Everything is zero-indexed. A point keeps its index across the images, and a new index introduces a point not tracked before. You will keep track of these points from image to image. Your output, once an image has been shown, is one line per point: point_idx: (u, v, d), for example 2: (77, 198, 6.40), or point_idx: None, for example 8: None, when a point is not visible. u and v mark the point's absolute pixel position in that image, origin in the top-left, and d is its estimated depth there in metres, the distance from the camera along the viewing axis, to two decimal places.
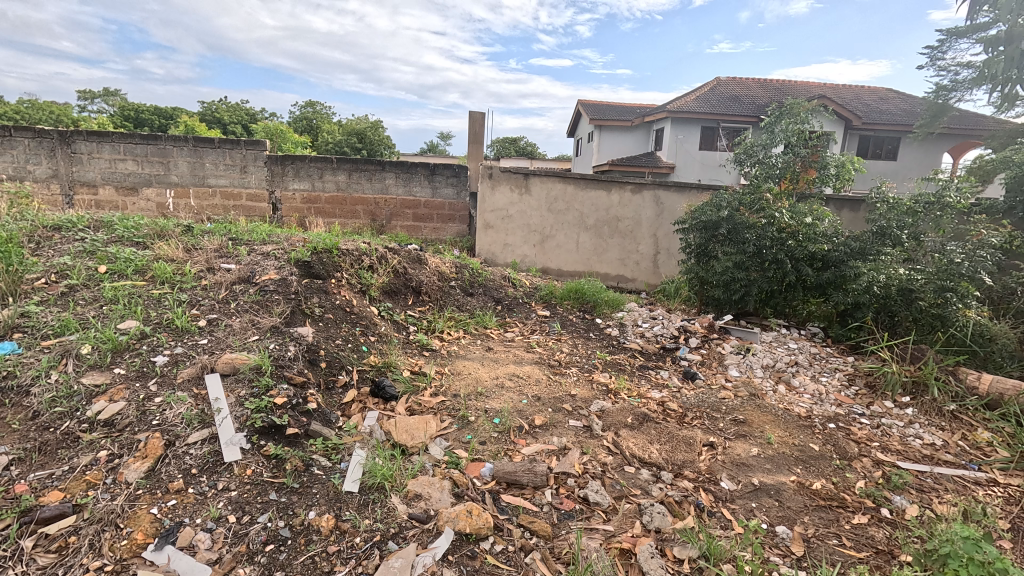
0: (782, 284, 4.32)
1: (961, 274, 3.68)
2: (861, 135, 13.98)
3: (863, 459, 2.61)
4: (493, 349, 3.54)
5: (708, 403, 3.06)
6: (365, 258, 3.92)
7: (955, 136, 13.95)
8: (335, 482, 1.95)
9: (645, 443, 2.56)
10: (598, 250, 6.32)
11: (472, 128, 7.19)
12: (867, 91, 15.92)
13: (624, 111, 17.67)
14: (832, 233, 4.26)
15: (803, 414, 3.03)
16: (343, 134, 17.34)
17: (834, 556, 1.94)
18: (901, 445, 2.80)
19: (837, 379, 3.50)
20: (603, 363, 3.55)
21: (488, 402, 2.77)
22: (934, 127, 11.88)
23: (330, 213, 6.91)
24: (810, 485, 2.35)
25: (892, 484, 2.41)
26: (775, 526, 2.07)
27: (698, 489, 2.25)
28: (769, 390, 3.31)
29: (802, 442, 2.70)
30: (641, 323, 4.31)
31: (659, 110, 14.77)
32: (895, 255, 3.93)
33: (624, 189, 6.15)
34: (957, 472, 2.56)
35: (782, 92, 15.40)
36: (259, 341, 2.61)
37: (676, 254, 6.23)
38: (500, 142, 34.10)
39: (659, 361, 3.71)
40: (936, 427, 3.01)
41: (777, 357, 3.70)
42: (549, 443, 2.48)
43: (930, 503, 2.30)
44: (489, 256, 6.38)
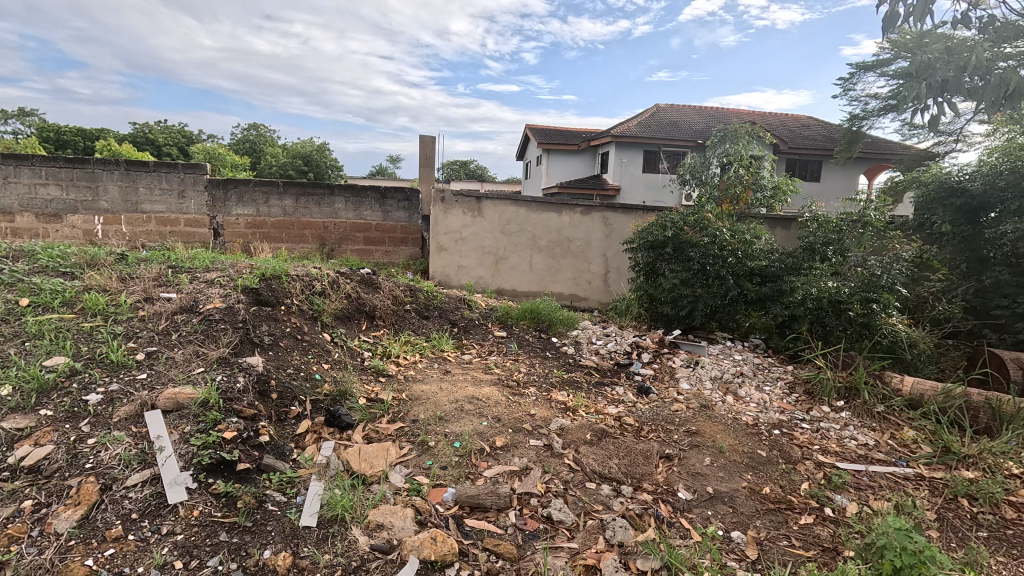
0: (725, 300, 4.53)
1: (882, 286, 4.03)
2: (788, 159, 15.10)
3: (806, 462, 2.77)
4: (450, 372, 3.52)
5: (662, 416, 3.16)
6: (316, 283, 3.83)
7: (869, 159, 15.35)
8: (291, 517, 1.87)
9: (604, 459, 2.61)
10: (551, 271, 6.45)
11: (423, 151, 7.23)
12: (791, 118, 17.21)
13: (571, 135, 18.28)
14: (768, 250, 4.58)
15: (750, 422, 3.18)
16: (288, 157, 16.97)
17: (785, 556, 2.03)
18: (839, 446, 2.99)
19: (779, 388, 3.70)
20: (560, 381, 3.61)
21: (447, 426, 2.74)
22: (852, 153, 12.99)
23: (276, 237, 6.69)
24: (761, 490, 2.46)
25: (833, 484, 2.57)
26: (731, 532, 2.16)
27: (657, 501, 2.31)
28: (718, 401, 3.45)
29: (751, 449, 2.83)
30: (596, 340, 4.40)
31: (603, 134, 15.38)
32: (823, 270, 4.27)
33: (574, 211, 6.33)
34: (889, 469, 2.75)
35: (716, 118, 16.38)
36: (204, 373, 2.48)
37: (625, 272, 6.46)
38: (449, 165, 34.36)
39: (614, 376, 3.81)
40: (869, 428, 3.22)
41: (724, 368, 3.88)
42: (511, 464, 2.48)
43: (867, 499, 2.46)
44: (443, 278, 6.35)
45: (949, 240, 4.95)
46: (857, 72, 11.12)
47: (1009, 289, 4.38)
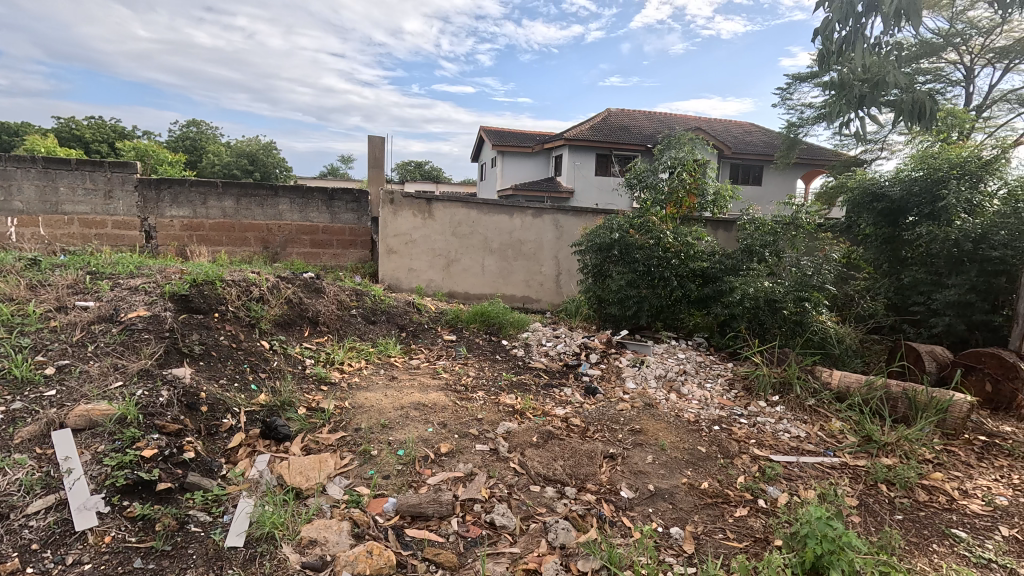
0: (669, 300, 4.70)
1: (813, 285, 4.27)
2: (732, 164, 15.76)
3: (742, 456, 2.88)
4: (397, 378, 3.44)
5: (607, 416, 3.21)
6: (253, 288, 3.66)
7: (805, 165, 16.24)
8: (216, 538, 1.78)
9: (549, 460, 2.62)
10: (503, 273, 6.45)
11: (371, 151, 7.08)
12: (735, 125, 17.97)
13: (525, 138, 18.38)
14: (709, 251, 4.74)
15: (692, 419, 3.28)
16: (231, 156, 16.22)
17: (719, 549, 2.09)
18: (773, 439, 3.13)
19: (719, 384, 3.83)
20: (509, 384, 3.60)
21: (392, 433, 2.67)
22: (790, 159, 13.69)
23: (215, 240, 6.37)
24: (699, 485, 2.54)
25: (766, 476, 2.68)
26: (669, 528, 2.21)
27: (600, 501, 2.34)
28: (662, 399, 3.55)
29: (692, 445, 2.92)
30: (545, 342, 4.43)
31: (557, 138, 15.55)
32: (760, 270, 4.42)
33: (525, 214, 6.37)
34: (817, 460, 2.90)
35: (665, 123, 16.89)
36: (123, 388, 2.32)
37: (576, 274, 6.55)
38: (403, 166, 33.86)
39: (562, 378, 3.84)
40: (801, 421, 3.39)
41: (668, 367, 3.98)
42: (455, 470, 2.45)
43: (796, 489, 2.58)
44: (393, 282, 6.23)
45: (872, 241, 5.34)
46: (793, 83, 11.82)
47: (925, 286, 4.73)
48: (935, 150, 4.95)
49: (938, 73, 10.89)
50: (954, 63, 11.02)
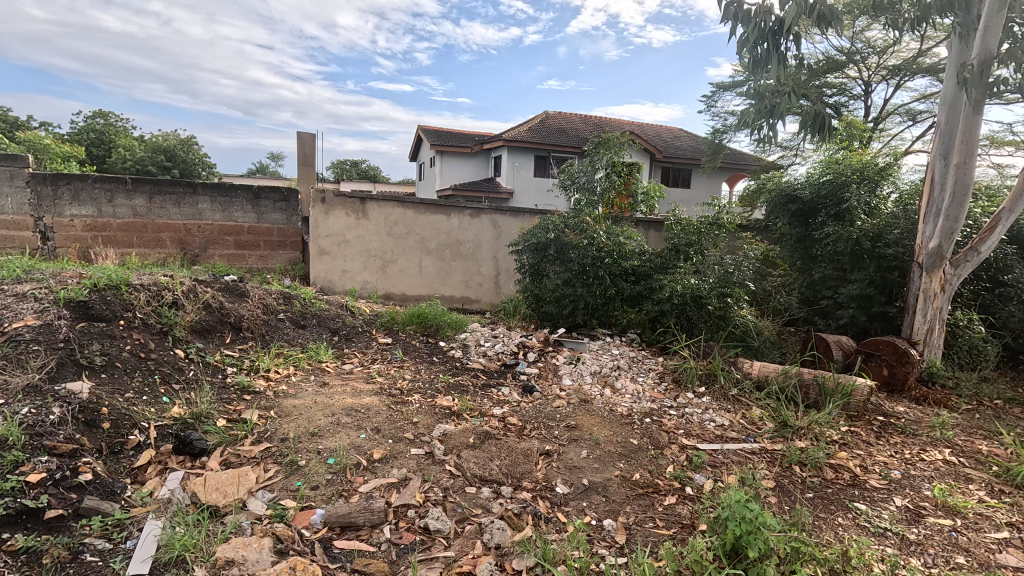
0: (604, 298, 4.82)
1: (734, 281, 4.56)
2: (663, 167, 16.48)
3: (671, 446, 3.00)
4: (328, 384, 3.31)
5: (544, 413, 3.25)
6: (166, 293, 3.39)
7: (729, 169, 17.26)
8: (116, 566, 1.64)
9: (486, 461, 2.60)
10: (441, 274, 6.37)
11: (301, 148, 6.77)
12: (666, 130, 18.77)
13: (464, 138, 18.30)
14: (640, 250, 4.91)
15: (625, 413, 3.37)
16: (144, 151, 15.01)
17: (649, 537, 2.16)
18: (700, 429, 3.28)
19: (651, 378, 3.98)
20: (446, 386, 3.55)
21: (321, 442, 2.56)
22: (715, 163, 14.49)
23: (124, 242, 5.85)
24: (631, 477, 2.61)
25: (693, 464, 2.81)
26: (602, 520, 2.26)
27: (536, 498, 2.35)
28: (597, 394, 3.63)
29: (624, 438, 3.00)
30: (483, 342, 4.41)
31: (496, 138, 15.60)
32: (686, 269, 4.67)
33: (462, 213, 6.33)
34: (739, 447, 3.07)
35: (600, 126, 17.36)
36: (5, 408, 2.10)
37: (514, 274, 6.59)
38: (338, 165, 32.71)
39: (500, 378, 3.84)
40: (725, 410, 3.58)
41: (603, 363, 4.08)
42: (389, 476, 2.38)
43: (721, 475, 2.72)
44: (325, 284, 5.99)
45: (787, 241, 5.79)
46: (717, 91, 12.52)
47: (832, 281, 5.14)
48: (839, 156, 5.41)
49: (842, 87, 11.91)
50: (856, 79, 12.09)
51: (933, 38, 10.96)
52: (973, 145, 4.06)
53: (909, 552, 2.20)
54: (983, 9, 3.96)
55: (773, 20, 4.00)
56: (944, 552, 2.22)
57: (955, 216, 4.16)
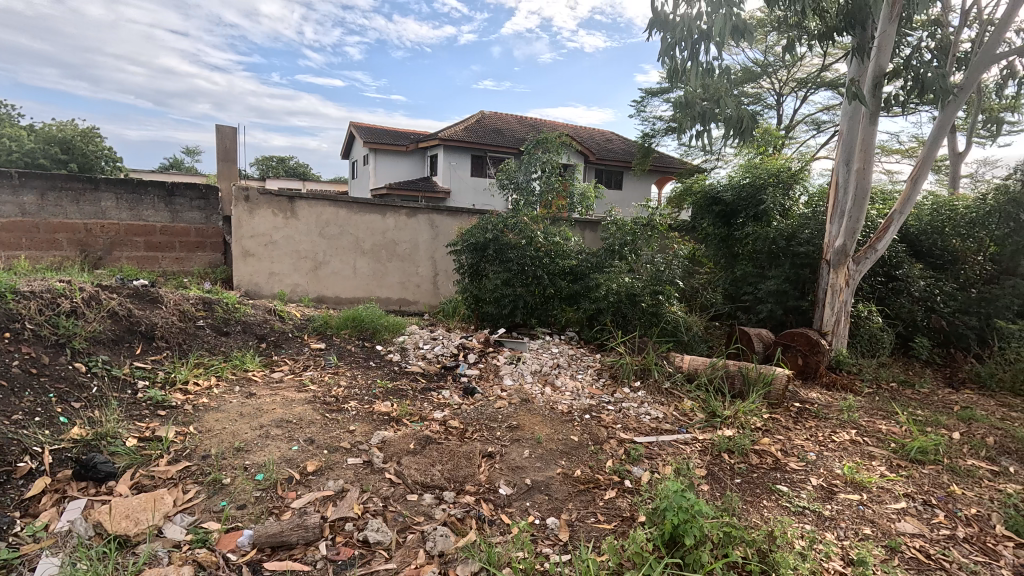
0: (543, 297, 4.87)
1: (665, 279, 4.76)
2: (597, 169, 16.96)
3: (610, 441, 3.07)
4: (255, 394, 3.10)
5: (485, 415, 3.22)
6: (63, 301, 3.06)
7: (658, 172, 18.05)
8: None
9: (427, 467, 2.54)
10: (377, 275, 6.18)
11: (220, 142, 6.31)
12: (599, 133, 19.34)
13: (398, 137, 17.91)
14: (576, 250, 5.01)
15: (565, 410, 3.42)
16: (36, 142, 13.50)
17: (591, 533, 2.20)
18: (637, 422, 3.39)
19: (589, 374, 4.07)
20: (384, 392, 3.44)
21: (248, 457, 2.39)
22: (645, 166, 15.10)
23: (10, 243, 5.25)
24: (573, 473, 2.65)
25: (631, 458, 2.89)
26: (546, 519, 2.27)
27: (479, 501, 2.33)
28: (538, 393, 3.66)
29: (565, 436, 3.04)
30: (422, 344, 4.31)
31: (431, 137, 15.38)
32: (621, 267, 4.82)
33: (398, 213, 6.17)
34: (673, 438, 3.20)
35: (536, 128, 17.59)
36: None
37: (453, 275, 6.51)
38: (264, 162, 30.98)
39: (440, 381, 3.77)
40: (659, 403, 3.73)
41: (543, 361, 4.12)
42: (324, 489, 2.26)
43: (657, 467, 2.82)
44: (250, 288, 5.63)
45: (712, 240, 6.12)
46: (645, 97, 13.05)
47: (752, 278, 5.51)
48: (756, 162, 5.81)
49: (757, 97, 12.79)
50: (768, 90, 13.05)
51: (833, 54, 12.03)
52: (870, 153, 4.52)
53: (824, 527, 2.39)
54: (876, 29, 4.36)
55: (696, 30, 4.19)
56: (853, 525, 2.43)
57: (856, 218, 4.58)
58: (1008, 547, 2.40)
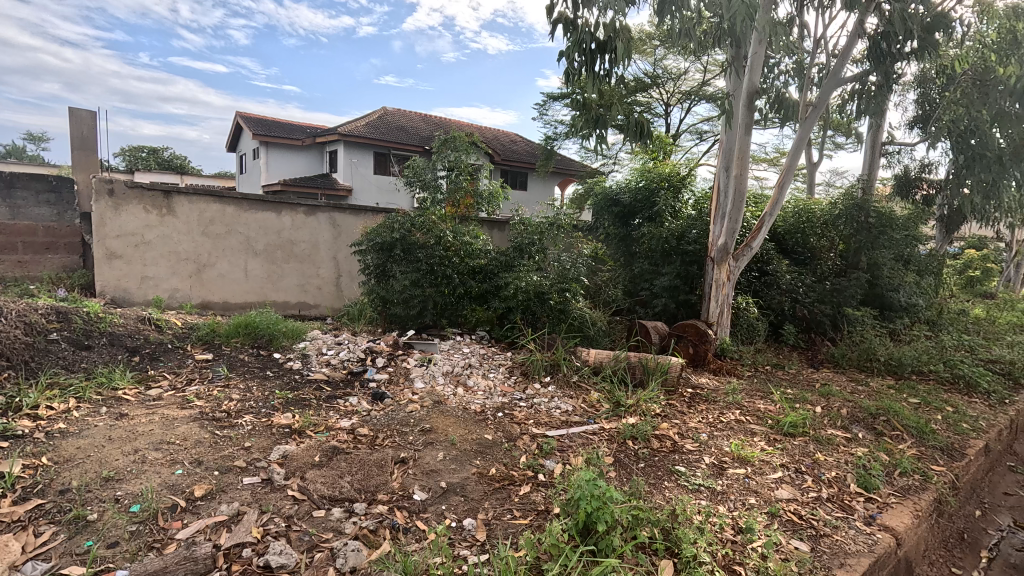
0: (453, 297, 4.83)
1: (571, 277, 4.93)
2: (502, 169, 17.20)
3: (523, 437, 3.12)
4: (127, 415, 2.73)
5: (396, 420, 3.12)
6: None
7: (561, 174, 18.73)
8: None
9: (335, 479, 2.40)
10: (272, 278, 5.74)
11: (75, 128, 5.48)
12: (504, 134, 19.62)
13: (293, 130, 16.78)
14: (485, 249, 5.02)
15: (478, 410, 3.41)
16: None
17: (508, 530, 2.20)
18: (548, 417, 3.48)
19: (501, 373, 4.09)
20: (284, 403, 3.20)
21: (120, 487, 2.10)
22: (549, 167, 15.58)
23: None
24: (488, 472, 2.64)
25: (544, 451, 2.95)
26: (462, 521, 2.24)
27: (392, 510, 2.24)
28: (450, 394, 3.61)
29: (479, 435, 3.03)
30: (326, 350, 4.07)
31: (330, 132, 14.63)
32: (529, 266, 4.90)
33: (295, 211, 5.78)
34: (582, 429, 3.32)
35: (441, 127, 17.40)
36: None
37: (357, 276, 6.23)
38: (132, 152, 27.52)
39: (347, 387, 3.58)
40: (569, 397, 3.85)
41: (455, 362, 4.07)
42: (216, 514, 2.05)
43: (569, 458, 2.91)
44: (118, 295, 4.95)
45: (613, 239, 6.46)
46: (548, 101, 13.47)
47: (649, 275, 5.91)
48: (650, 166, 6.23)
49: (648, 106, 13.74)
50: (658, 100, 14.04)
51: (712, 71, 13.27)
52: (745, 160, 5.02)
53: (717, 501, 2.62)
54: (749, 50, 4.87)
55: (593, 40, 4.41)
56: (740, 496, 2.69)
57: (736, 218, 5.06)
58: (860, 502, 2.80)
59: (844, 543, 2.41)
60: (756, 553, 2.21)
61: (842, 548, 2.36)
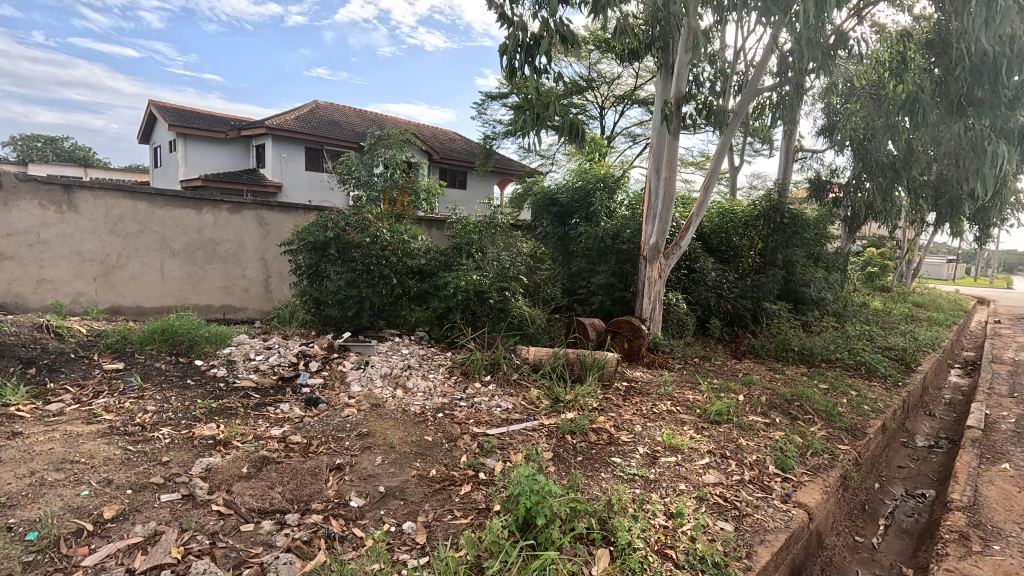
0: (390, 298, 4.73)
1: (511, 276, 4.96)
2: (441, 168, 17.04)
3: (464, 437, 3.11)
4: (23, 434, 2.47)
5: (331, 426, 3.01)
6: None
7: (500, 173, 18.81)
8: None
9: (265, 491, 2.28)
10: (192, 279, 5.36)
11: None
12: (442, 132, 19.43)
13: (215, 122, 15.75)
14: (423, 248, 4.96)
15: (418, 411, 3.37)
16: None
17: (449, 530, 2.19)
18: (488, 416, 3.49)
19: (441, 373, 4.05)
20: (207, 412, 3.00)
21: (14, 515, 1.89)
22: (488, 167, 15.61)
23: None
24: (428, 474, 2.61)
25: (484, 450, 2.96)
26: (401, 525, 2.20)
27: (328, 519, 2.16)
28: (389, 397, 3.53)
29: (419, 437, 2.99)
30: (254, 355, 3.86)
31: (257, 125, 13.86)
32: (468, 265, 4.88)
33: (218, 208, 5.43)
34: (523, 426, 3.36)
35: (376, 123, 16.96)
36: None
37: (287, 277, 5.94)
38: (24, 141, 24.71)
39: (278, 394, 3.42)
40: (509, 395, 3.88)
41: (393, 364, 3.99)
42: (130, 536, 1.89)
43: (509, 456, 2.93)
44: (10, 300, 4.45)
45: (551, 238, 6.58)
46: (486, 100, 13.49)
47: (585, 273, 6.07)
48: (586, 168, 6.41)
49: (584, 108, 14.11)
50: (592, 103, 14.44)
51: (642, 77, 13.83)
52: (674, 163, 5.27)
53: (650, 488, 2.74)
54: (676, 57, 5.11)
55: (527, 40, 4.47)
56: (671, 483, 2.83)
57: (665, 218, 5.30)
58: (777, 482, 3.02)
59: (763, 520, 2.60)
60: (685, 535, 2.34)
61: (761, 525, 2.54)
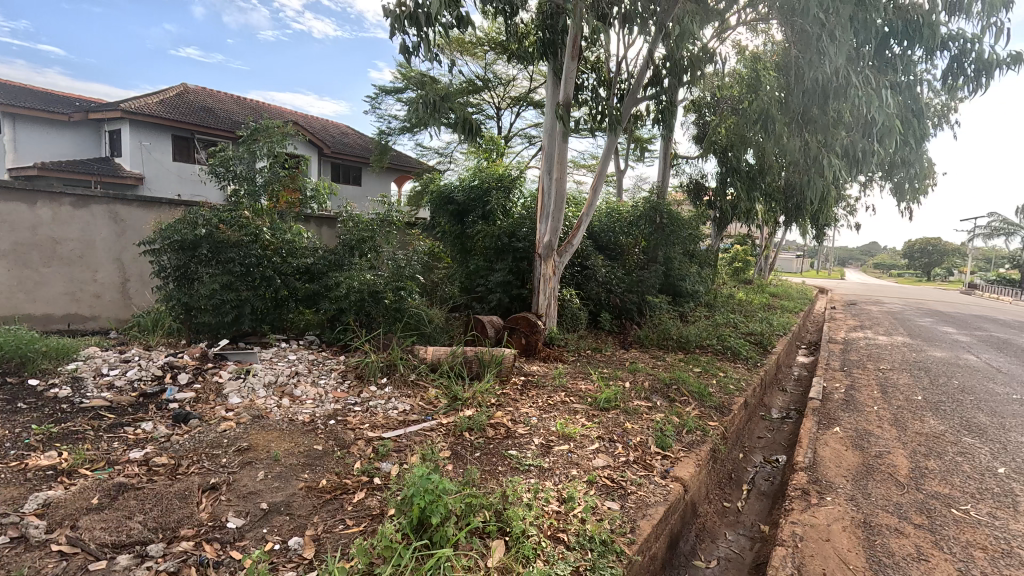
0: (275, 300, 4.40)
1: (406, 275, 4.86)
2: (332, 163, 16.20)
3: (358, 443, 2.99)
4: None
5: (205, 443, 2.74)
6: None
7: (396, 170, 18.34)
8: None
9: (122, 522, 2.02)
10: (23, 285, 4.56)
11: None
12: (333, 125, 18.48)
13: (54, 101, 13.52)
14: (311, 248, 4.67)
15: (306, 420, 3.18)
16: None
17: (340, 541, 2.10)
18: (384, 419, 3.39)
19: (332, 378, 3.86)
20: (45, 440, 2.58)
21: None
22: (383, 163, 15.13)
23: None
24: (317, 485, 2.48)
25: (379, 455, 2.87)
26: (287, 541, 2.07)
27: (200, 544, 1.97)
28: (273, 407, 3.29)
29: (308, 447, 2.83)
30: (108, 370, 3.39)
31: (110, 108, 12.14)
32: (361, 265, 4.69)
33: (57, 202, 4.68)
34: (420, 427, 3.32)
35: (258, 112, 15.67)
36: None
37: (150, 280, 5.27)
38: None
39: (139, 412, 3.03)
40: (406, 396, 3.81)
41: (278, 371, 3.72)
42: None
43: (406, 458, 2.88)
44: None
45: (448, 237, 6.55)
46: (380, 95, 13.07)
47: (483, 271, 6.13)
48: (483, 167, 6.47)
49: (480, 108, 14.23)
50: (489, 103, 14.61)
51: (536, 81, 14.28)
52: (564, 164, 5.50)
53: (544, 477, 2.85)
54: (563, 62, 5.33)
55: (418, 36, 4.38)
56: (564, 470, 2.97)
57: (558, 218, 5.52)
58: (658, 459, 3.30)
59: (646, 496, 2.82)
60: (576, 518, 2.46)
61: (644, 501, 2.76)
